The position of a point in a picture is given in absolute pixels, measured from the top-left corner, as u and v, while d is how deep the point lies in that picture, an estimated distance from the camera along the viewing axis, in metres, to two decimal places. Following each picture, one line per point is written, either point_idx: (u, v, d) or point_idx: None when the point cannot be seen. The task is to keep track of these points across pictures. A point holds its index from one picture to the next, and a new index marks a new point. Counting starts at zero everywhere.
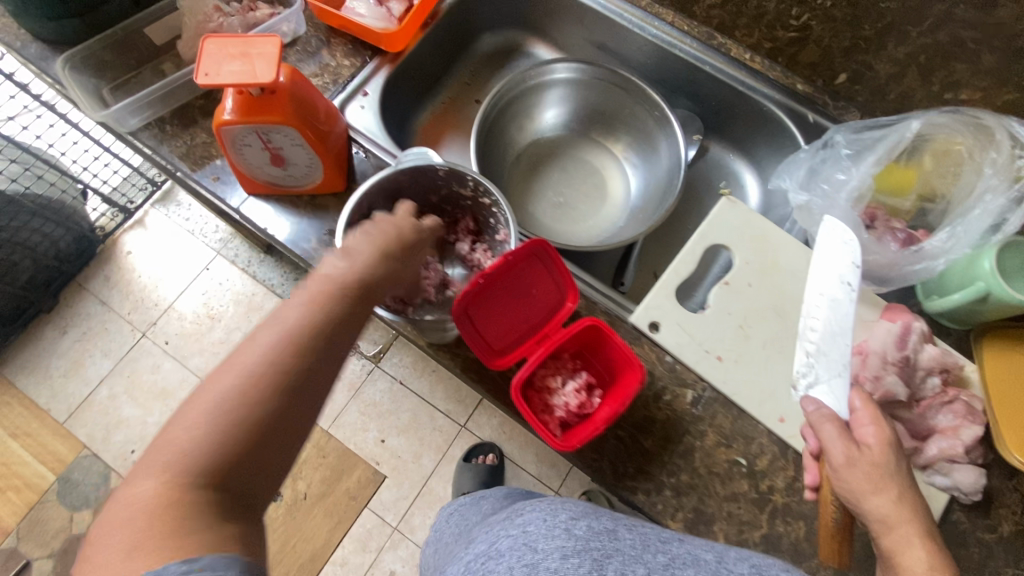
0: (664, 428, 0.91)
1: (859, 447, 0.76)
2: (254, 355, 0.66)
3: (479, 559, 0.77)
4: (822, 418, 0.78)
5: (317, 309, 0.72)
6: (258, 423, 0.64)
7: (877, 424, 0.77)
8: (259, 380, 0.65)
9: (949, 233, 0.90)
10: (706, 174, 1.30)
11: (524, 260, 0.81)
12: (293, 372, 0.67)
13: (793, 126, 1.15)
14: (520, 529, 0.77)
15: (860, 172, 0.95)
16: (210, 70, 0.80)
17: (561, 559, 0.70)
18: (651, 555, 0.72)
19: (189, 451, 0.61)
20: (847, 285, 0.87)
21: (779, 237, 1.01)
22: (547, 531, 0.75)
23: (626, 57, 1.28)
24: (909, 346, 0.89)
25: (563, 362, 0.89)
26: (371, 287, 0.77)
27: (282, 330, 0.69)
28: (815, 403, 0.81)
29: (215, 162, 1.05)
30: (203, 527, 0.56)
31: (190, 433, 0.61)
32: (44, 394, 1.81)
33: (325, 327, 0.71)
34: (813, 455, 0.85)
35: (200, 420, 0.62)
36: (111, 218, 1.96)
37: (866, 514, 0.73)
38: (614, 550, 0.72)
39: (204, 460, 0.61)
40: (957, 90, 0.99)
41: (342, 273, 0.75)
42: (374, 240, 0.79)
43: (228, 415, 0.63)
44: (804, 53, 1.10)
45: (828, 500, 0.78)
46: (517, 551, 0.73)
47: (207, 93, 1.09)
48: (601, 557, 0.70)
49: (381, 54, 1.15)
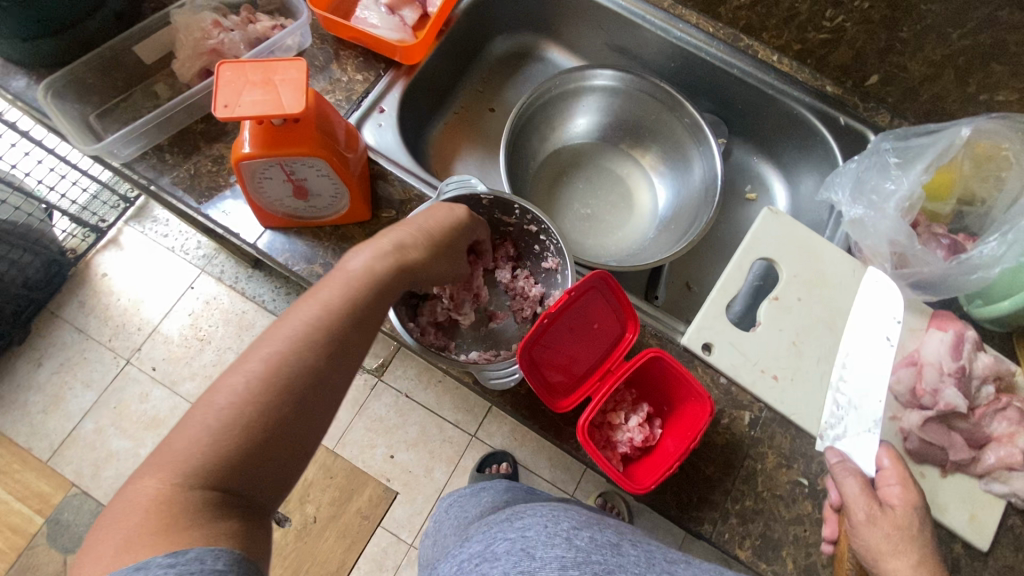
0: (725, 453, 0.88)
1: (883, 507, 0.78)
2: (265, 352, 0.59)
3: (472, 560, 0.68)
4: (846, 471, 0.80)
5: (340, 303, 0.63)
6: (269, 422, 0.56)
7: (904, 486, 0.80)
8: (273, 377, 0.57)
9: (999, 240, 0.89)
10: (731, 178, 1.27)
11: (584, 295, 0.78)
12: (313, 371, 0.59)
13: (824, 129, 1.12)
14: (515, 534, 0.68)
15: (910, 180, 0.97)
16: (230, 101, 0.73)
17: (559, 569, 0.60)
18: (655, 574, 0.64)
19: (196, 445, 0.53)
20: (887, 341, 0.91)
21: (824, 247, 0.98)
22: (546, 540, 0.65)
23: (647, 61, 1.23)
24: (964, 354, 0.88)
25: (623, 395, 0.85)
26: (401, 277, 0.69)
27: (295, 326, 0.61)
28: (838, 455, 0.83)
29: (224, 193, 0.96)
30: (196, 535, 0.49)
31: (197, 430, 0.54)
32: (22, 433, 1.66)
33: (349, 325, 0.63)
34: (835, 507, 0.84)
35: (206, 414, 0.55)
36: (81, 238, 1.80)
37: (882, 574, 0.75)
38: (614, 566, 0.63)
39: (205, 458, 0.53)
40: (994, 92, 0.97)
41: (361, 266, 0.66)
42: (395, 235, 0.70)
43: (234, 415, 0.55)
44: (835, 55, 1.07)
45: (845, 555, 0.82)
46: (513, 557, 0.64)
47: (208, 116, 0.99)
48: (605, 573, 0.61)
49: (395, 67, 1.08)
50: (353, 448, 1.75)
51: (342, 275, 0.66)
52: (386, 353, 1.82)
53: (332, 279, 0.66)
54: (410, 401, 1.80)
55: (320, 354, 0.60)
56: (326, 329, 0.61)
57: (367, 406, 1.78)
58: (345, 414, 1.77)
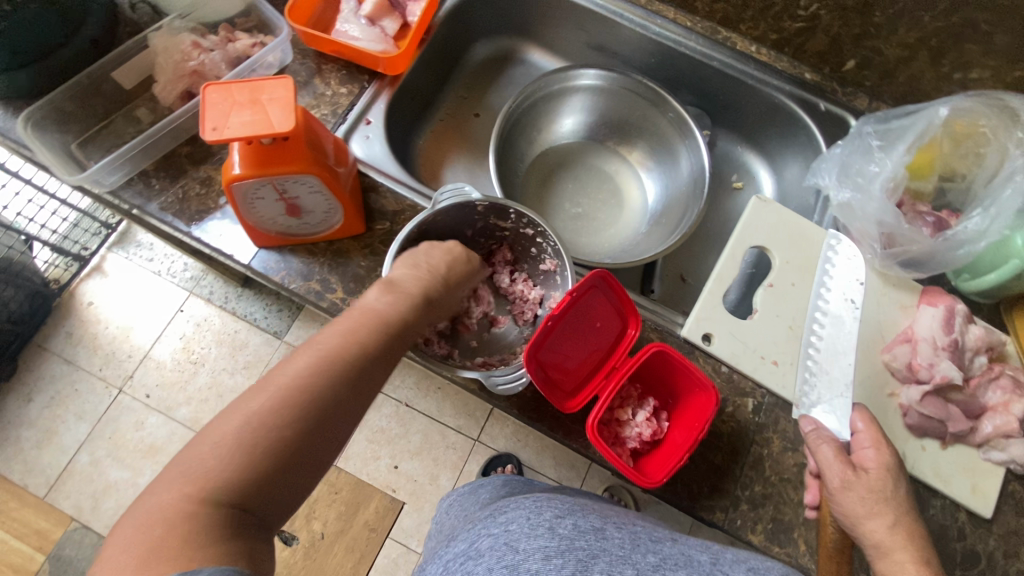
0: (731, 441, 0.89)
1: (856, 471, 0.80)
2: (293, 375, 0.60)
3: (458, 559, 0.70)
4: (820, 439, 0.82)
5: (370, 337, 0.65)
6: (287, 446, 0.57)
7: (877, 449, 0.82)
8: (300, 403, 0.58)
9: (982, 215, 0.91)
10: (717, 169, 1.29)
11: (585, 295, 0.78)
12: (338, 402, 0.60)
13: (805, 116, 1.14)
14: (499, 528, 0.70)
15: (893, 161, 0.98)
16: (218, 123, 0.72)
17: (544, 560, 0.62)
18: (638, 554, 0.66)
19: (214, 463, 0.54)
20: (851, 304, 0.95)
21: (814, 232, 1.01)
22: (529, 531, 0.67)
23: (628, 58, 1.24)
24: (956, 328, 0.90)
25: (628, 391, 0.86)
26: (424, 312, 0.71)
27: (322, 354, 0.61)
28: (813, 423, 0.85)
29: (214, 215, 0.95)
30: (210, 554, 0.49)
31: (217, 448, 0.55)
32: (17, 471, 1.63)
33: (376, 363, 0.65)
34: (813, 474, 0.86)
35: (228, 432, 0.56)
36: (63, 267, 1.77)
37: (863, 538, 0.77)
38: (598, 550, 0.65)
39: (222, 475, 0.54)
40: (967, 71, 1.00)
41: (390, 305, 0.68)
42: (420, 273, 0.73)
43: (255, 436, 0.56)
44: (811, 42, 1.09)
45: (828, 521, 0.82)
46: (497, 552, 0.65)
47: (192, 137, 0.98)
48: (588, 559, 0.63)
49: (378, 78, 1.07)
50: (357, 462, 1.74)
51: (373, 305, 0.68)
52: None
53: (363, 306, 0.68)
54: (411, 410, 1.80)
55: (345, 386, 0.61)
56: (358, 361, 0.63)
57: (368, 418, 1.77)
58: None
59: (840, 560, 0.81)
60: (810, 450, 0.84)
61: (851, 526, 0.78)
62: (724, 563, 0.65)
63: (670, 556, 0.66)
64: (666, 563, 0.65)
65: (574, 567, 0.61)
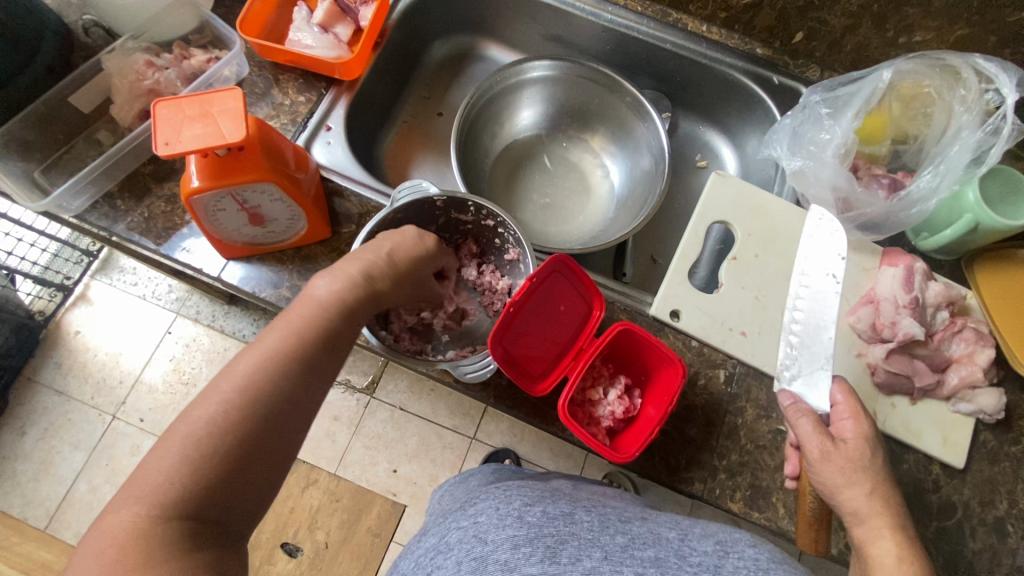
0: (706, 413, 0.91)
1: (835, 442, 0.78)
2: (234, 382, 0.59)
3: (430, 554, 0.74)
4: (799, 412, 0.81)
5: (309, 335, 0.65)
6: (240, 449, 0.56)
7: (855, 419, 0.80)
8: (247, 405, 0.58)
9: (933, 172, 0.92)
10: (681, 149, 1.30)
11: (547, 279, 0.80)
12: (288, 397, 0.61)
13: (760, 90, 1.16)
14: (470, 521, 0.73)
15: (843, 128, 1.00)
16: (170, 137, 0.73)
17: (512, 549, 0.66)
18: (606, 536, 0.69)
19: (166, 477, 0.53)
20: (831, 277, 0.92)
21: (774, 203, 1.03)
22: (498, 522, 0.70)
23: (583, 46, 1.25)
24: (916, 286, 0.92)
25: (599, 371, 0.88)
26: (365, 301, 0.72)
27: (265, 354, 0.62)
28: (790, 398, 0.84)
29: (181, 231, 0.96)
30: (173, 567, 0.49)
31: (168, 460, 0.54)
32: (15, 505, 1.63)
33: (320, 354, 0.65)
34: (795, 445, 0.86)
35: (178, 444, 0.55)
36: (48, 299, 1.77)
37: (840, 505, 0.76)
38: (565, 534, 0.68)
39: (177, 485, 0.53)
40: (911, 34, 1.02)
41: (326, 298, 0.69)
42: (364, 261, 0.74)
43: (205, 442, 0.55)
44: (760, 18, 1.11)
45: (806, 492, 0.82)
46: (466, 545, 0.69)
47: (154, 156, 0.99)
48: (555, 544, 0.66)
49: (336, 84, 1.09)
50: (355, 469, 1.75)
51: (308, 304, 0.68)
52: (375, 369, 1.82)
53: (300, 305, 0.68)
54: (406, 413, 1.81)
55: (293, 383, 0.62)
56: (300, 356, 0.64)
57: (364, 424, 1.78)
58: (341, 434, 1.77)
59: (818, 527, 0.82)
60: (790, 424, 0.82)
61: (829, 495, 0.77)
62: (690, 538, 0.70)
63: (637, 536, 0.69)
64: (633, 544, 0.68)
65: (541, 554, 0.65)
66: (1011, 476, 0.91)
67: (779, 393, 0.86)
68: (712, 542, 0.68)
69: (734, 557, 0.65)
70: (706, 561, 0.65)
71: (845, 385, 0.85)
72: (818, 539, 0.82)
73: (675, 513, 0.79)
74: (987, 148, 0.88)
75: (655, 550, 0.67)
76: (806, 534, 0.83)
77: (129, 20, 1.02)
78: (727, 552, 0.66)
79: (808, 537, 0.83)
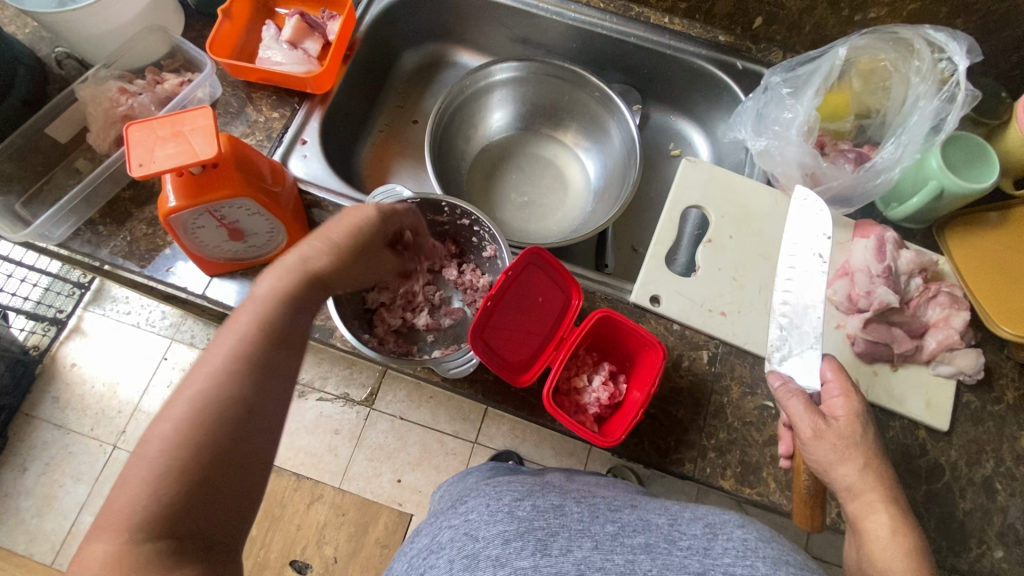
0: (692, 394, 0.91)
1: (827, 419, 0.78)
2: (185, 398, 0.55)
3: (422, 554, 0.74)
4: (789, 392, 0.80)
5: (254, 335, 0.61)
6: (210, 466, 0.54)
7: (846, 396, 0.80)
8: (200, 420, 0.55)
9: (895, 143, 0.94)
10: (654, 140, 1.33)
11: (523, 271, 0.82)
12: (239, 403, 0.57)
13: (725, 76, 1.18)
14: (461, 520, 0.73)
15: (805, 106, 1.01)
16: (144, 159, 0.75)
17: (502, 543, 0.66)
18: (596, 525, 0.69)
19: (133, 504, 0.50)
20: (818, 258, 0.93)
21: (745, 185, 1.05)
22: (488, 518, 0.70)
23: (551, 46, 1.28)
24: (888, 255, 0.94)
25: (582, 359, 0.90)
26: (308, 287, 0.67)
27: (218, 365, 0.58)
28: (779, 379, 0.84)
29: (164, 252, 0.97)
30: None
31: (125, 499, 0.50)
32: (20, 542, 1.62)
33: (269, 347, 0.61)
34: (787, 425, 0.86)
35: (129, 482, 0.51)
36: (42, 333, 1.78)
37: (834, 483, 0.75)
38: (556, 525, 0.68)
39: (150, 509, 0.50)
40: (866, 11, 1.05)
41: (271, 292, 0.65)
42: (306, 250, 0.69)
43: (171, 462, 0.52)
44: (719, 6, 1.14)
45: (801, 469, 0.82)
46: (458, 543, 0.69)
47: (134, 181, 1.01)
48: (546, 535, 0.66)
49: (308, 98, 1.11)
50: (359, 481, 1.75)
51: (243, 311, 0.62)
52: (372, 381, 1.83)
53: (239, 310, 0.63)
54: (406, 422, 1.82)
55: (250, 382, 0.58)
56: (244, 359, 0.59)
57: (365, 437, 1.79)
58: (344, 448, 1.77)
59: (814, 504, 0.81)
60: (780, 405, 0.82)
61: (824, 473, 0.76)
62: (678, 524, 0.68)
63: (627, 523, 0.70)
64: (622, 531, 0.68)
65: (531, 545, 0.65)
66: (996, 435, 0.92)
67: (769, 374, 0.86)
68: (700, 526, 0.67)
69: (722, 538, 0.64)
70: (695, 544, 0.64)
71: (834, 361, 0.86)
72: (814, 515, 0.81)
73: (666, 501, 0.78)
74: (944, 116, 0.91)
75: (645, 536, 0.67)
76: (800, 510, 0.82)
77: (98, 49, 1.03)
78: (718, 537, 0.65)
79: (803, 513, 0.82)
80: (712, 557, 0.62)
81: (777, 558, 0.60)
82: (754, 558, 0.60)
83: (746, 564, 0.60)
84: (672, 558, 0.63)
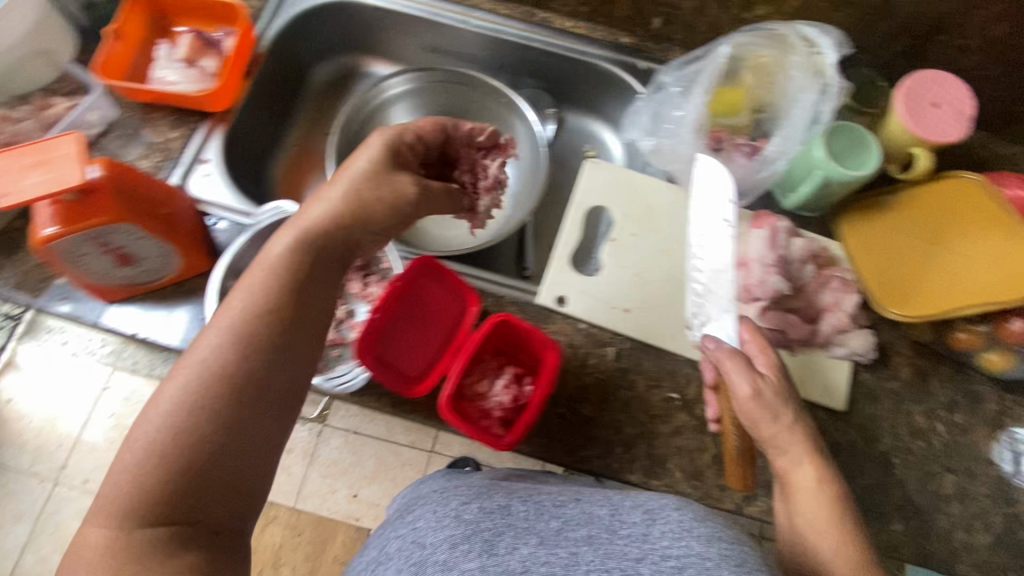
0: (597, 391, 0.93)
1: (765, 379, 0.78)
2: (176, 383, 0.59)
3: (371, 565, 0.70)
4: (720, 353, 0.79)
5: (225, 351, 0.61)
6: (215, 437, 0.57)
7: (764, 354, 0.81)
8: (225, 403, 0.59)
9: (780, 136, 1.00)
10: (571, 142, 1.34)
11: (414, 281, 0.88)
12: (258, 381, 0.61)
13: (628, 77, 1.20)
14: (407, 529, 0.69)
15: (693, 104, 1.06)
16: (8, 189, 0.73)
17: (449, 550, 0.61)
18: (542, 523, 0.65)
19: (120, 497, 0.54)
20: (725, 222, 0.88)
21: (646, 183, 1.08)
22: (434, 525, 0.65)
23: (461, 54, 1.29)
24: (780, 244, 0.97)
25: (487, 364, 0.91)
26: (325, 242, 0.71)
27: (226, 332, 0.62)
28: (714, 341, 0.81)
29: (57, 282, 0.95)
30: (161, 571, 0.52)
31: (123, 492, 0.54)
32: None
33: (285, 303, 0.65)
34: (712, 388, 0.87)
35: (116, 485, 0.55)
36: None
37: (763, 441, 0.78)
38: (502, 527, 0.64)
39: (133, 498, 0.54)
40: (752, 8, 1.07)
41: (296, 249, 0.69)
42: (332, 200, 0.73)
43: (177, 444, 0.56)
44: (616, 9, 1.15)
45: (729, 429, 0.82)
46: (405, 552, 0.65)
47: (24, 211, 0.98)
48: (492, 537, 0.62)
49: (208, 117, 1.09)
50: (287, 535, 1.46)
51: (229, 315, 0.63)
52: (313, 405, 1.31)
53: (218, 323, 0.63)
54: (362, 436, 1.42)
55: (223, 393, 0.59)
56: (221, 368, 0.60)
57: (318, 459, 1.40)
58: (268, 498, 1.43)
59: (744, 463, 0.82)
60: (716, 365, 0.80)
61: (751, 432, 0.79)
62: (622, 514, 0.65)
63: (575, 517, 0.65)
64: (568, 526, 0.64)
65: (478, 550, 0.61)
66: (892, 411, 0.95)
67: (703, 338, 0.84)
68: (641, 514, 0.64)
69: (661, 526, 0.61)
70: (640, 535, 0.61)
71: (750, 322, 0.85)
72: (745, 475, 0.82)
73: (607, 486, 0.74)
74: (820, 107, 0.98)
75: (590, 530, 0.63)
76: (733, 472, 0.83)
77: None
78: (656, 524, 0.62)
79: (736, 475, 0.83)
80: (652, 547, 0.59)
81: (711, 536, 0.58)
82: (693, 543, 0.57)
83: (683, 551, 0.57)
84: (616, 552, 0.60)
